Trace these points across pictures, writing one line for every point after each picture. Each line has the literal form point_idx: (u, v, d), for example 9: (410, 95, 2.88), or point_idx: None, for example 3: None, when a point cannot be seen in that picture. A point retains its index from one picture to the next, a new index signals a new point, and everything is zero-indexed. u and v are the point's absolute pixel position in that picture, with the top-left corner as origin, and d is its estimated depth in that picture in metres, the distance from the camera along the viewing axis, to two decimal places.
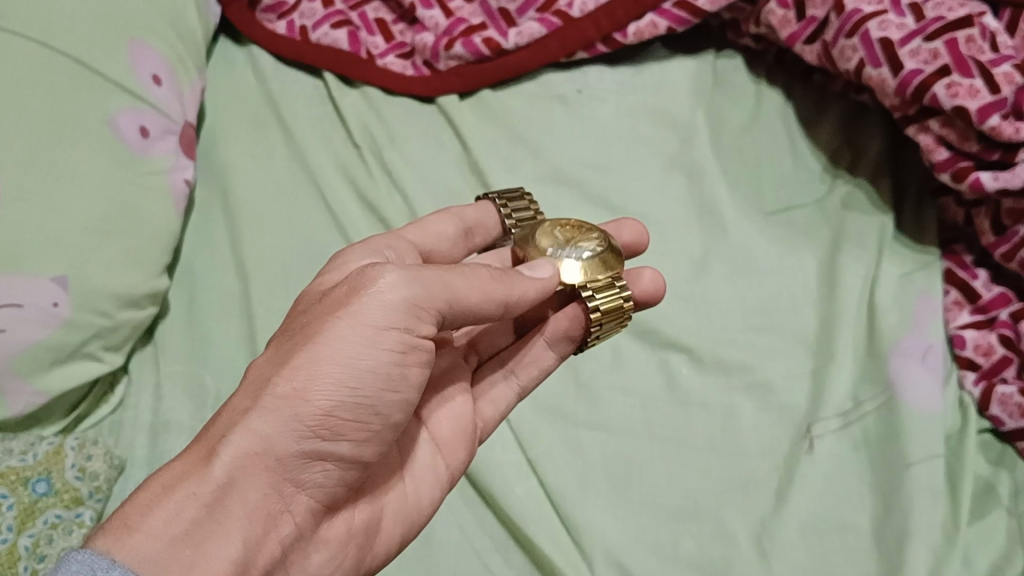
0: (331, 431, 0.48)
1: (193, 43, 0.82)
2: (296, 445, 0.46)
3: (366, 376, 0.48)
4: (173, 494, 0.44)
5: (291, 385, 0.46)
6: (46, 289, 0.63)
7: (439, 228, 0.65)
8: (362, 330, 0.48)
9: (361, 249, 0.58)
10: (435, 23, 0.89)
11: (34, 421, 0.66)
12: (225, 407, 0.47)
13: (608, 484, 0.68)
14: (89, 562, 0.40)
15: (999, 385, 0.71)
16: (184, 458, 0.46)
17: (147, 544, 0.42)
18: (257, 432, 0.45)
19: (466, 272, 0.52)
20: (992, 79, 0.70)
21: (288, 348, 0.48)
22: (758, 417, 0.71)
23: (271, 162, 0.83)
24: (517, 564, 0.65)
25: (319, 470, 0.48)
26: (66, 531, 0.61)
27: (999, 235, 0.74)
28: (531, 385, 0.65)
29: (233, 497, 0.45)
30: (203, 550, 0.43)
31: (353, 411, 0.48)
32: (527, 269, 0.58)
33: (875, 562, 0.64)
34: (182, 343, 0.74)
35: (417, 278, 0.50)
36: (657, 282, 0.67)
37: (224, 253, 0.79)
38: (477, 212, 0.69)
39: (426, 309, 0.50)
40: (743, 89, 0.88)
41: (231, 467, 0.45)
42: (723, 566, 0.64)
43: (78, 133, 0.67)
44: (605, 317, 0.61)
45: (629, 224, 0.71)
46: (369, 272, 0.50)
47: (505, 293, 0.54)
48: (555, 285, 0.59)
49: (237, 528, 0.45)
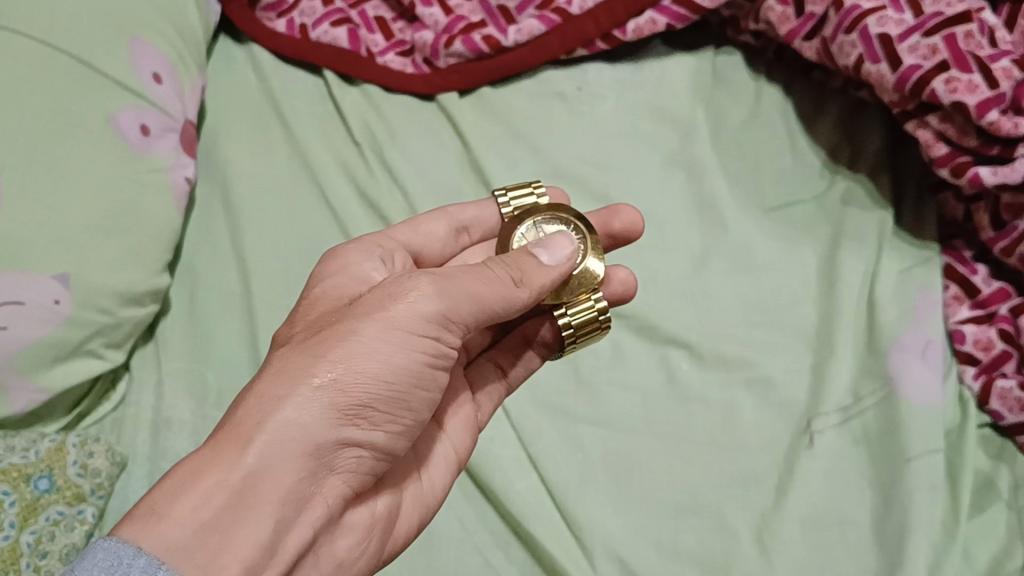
0: (365, 422, 0.49)
1: (194, 42, 0.83)
2: (332, 435, 0.47)
3: (400, 370, 0.49)
4: (203, 479, 0.44)
5: (328, 377, 0.47)
6: (48, 287, 0.63)
7: (429, 226, 0.65)
8: (398, 330, 0.49)
9: (359, 253, 0.57)
10: (435, 20, 0.89)
11: (35, 419, 0.66)
12: (252, 393, 0.47)
13: (609, 480, 0.68)
14: (115, 549, 0.40)
15: (998, 380, 0.71)
16: (211, 444, 0.45)
17: (179, 530, 0.42)
18: (293, 420, 0.46)
19: (493, 270, 0.53)
20: (990, 74, 0.70)
21: (319, 340, 0.48)
22: (759, 412, 0.71)
23: (271, 160, 0.83)
24: (519, 560, 0.65)
25: (352, 457, 0.49)
26: (67, 528, 0.62)
27: (999, 230, 0.74)
28: (518, 383, 0.66)
29: (266, 484, 0.45)
30: (235, 535, 0.43)
31: (387, 403, 0.50)
32: (544, 252, 0.56)
33: (874, 556, 0.65)
34: (183, 341, 0.74)
35: (449, 288, 0.50)
36: (628, 282, 0.67)
37: (224, 250, 0.79)
38: (476, 211, 0.68)
39: (456, 320, 0.51)
40: (743, 86, 0.88)
41: (265, 453, 0.45)
42: (723, 560, 0.65)
43: (79, 131, 0.67)
44: (578, 333, 0.63)
45: (624, 209, 0.69)
46: (401, 277, 0.51)
47: (527, 295, 0.54)
48: (572, 261, 0.57)
49: (271, 513, 0.45)
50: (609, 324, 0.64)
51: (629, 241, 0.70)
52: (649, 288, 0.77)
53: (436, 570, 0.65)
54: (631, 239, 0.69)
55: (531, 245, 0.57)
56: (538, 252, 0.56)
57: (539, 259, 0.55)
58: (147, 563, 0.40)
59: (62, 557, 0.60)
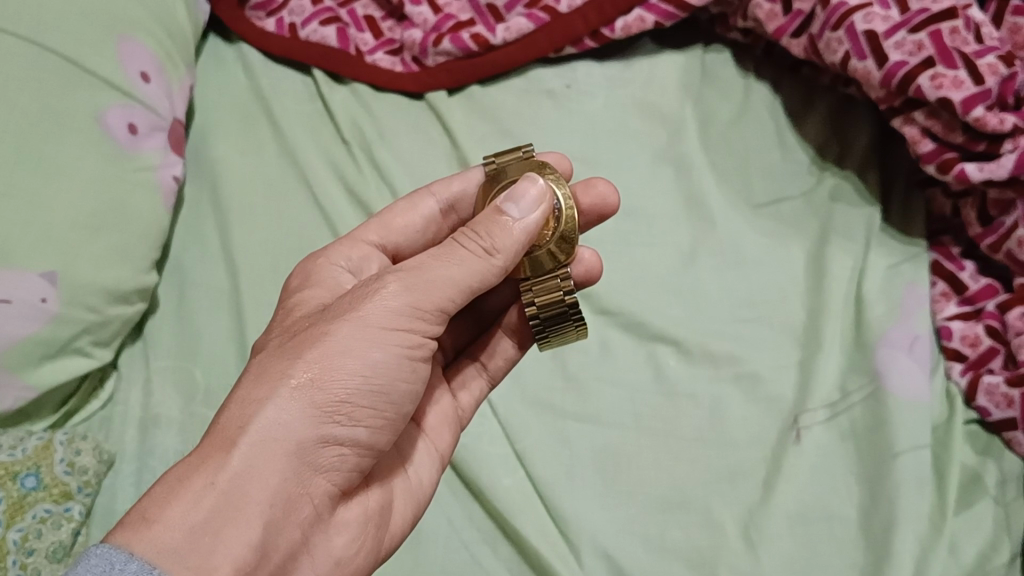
0: (348, 419, 0.49)
1: (182, 40, 0.82)
2: (315, 434, 0.47)
3: (378, 367, 0.49)
4: (190, 484, 0.44)
5: (305, 377, 0.47)
6: (35, 285, 0.63)
7: (404, 220, 0.64)
8: (371, 326, 0.49)
9: (327, 265, 0.58)
10: (424, 19, 0.89)
11: (23, 416, 0.66)
12: (233, 398, 0.47)
13: (597, 475, 0.68)
14: (107, 555, 0.41)
15: (985, 375, 0.71)
16: (197, 450, 0.46)
17: (169, 534, 0.42)
18: (274, 421, 0.46)
19: (464, 247, 0.52)
20: (975, 71, 0.70)
21: (295, 343, 0.49)
22: (747, 408, 0.71)
23: (261, 159, 0.83)
24: (506, 557, 0.65)
25: (337, 455, 0.49)
26: (55, 526, 0.62)
27: (986, 226, 0.74)
28: (500, 376, 0.66)
29: (253, 483, 0.45)
30: (223, 536, 0.43)
31: (368, 400, 0.50)
32: (512, 204, 0.54)
33: (860, 551, 0.65)
34: (172, 338, 0.74)
35: (417, 281, 0.51)
36: (591, 264, 0.67)
37: (214, 248, 0.79)
38: (463, 182, 0.65)
39: (428, 310, 0.51)
40: (732, 83, 0.88)
41: (248, 455, 0.45)
42: (711, 556, 0.65)
43: (65, 130, 0.68)
44: (540, 312, 0.62)
45: (598, 184, 0.67)
46: (372, 278, 0.51)
47: (501, 263, 0.53)
48: (543, 208, 0.55)
49: (258, 512, 0.45)
50: (580, 317, 0.62)
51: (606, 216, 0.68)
52: (637, 283, 0.77)
53: (423, 567, 0.65)
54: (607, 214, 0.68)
55: (500, 201, 0.55)
56: (506, 208, 0.54)
57: (507, 217, 0.53)
58: (139, 567, 0.41)
59: (49, 554, 0.61)
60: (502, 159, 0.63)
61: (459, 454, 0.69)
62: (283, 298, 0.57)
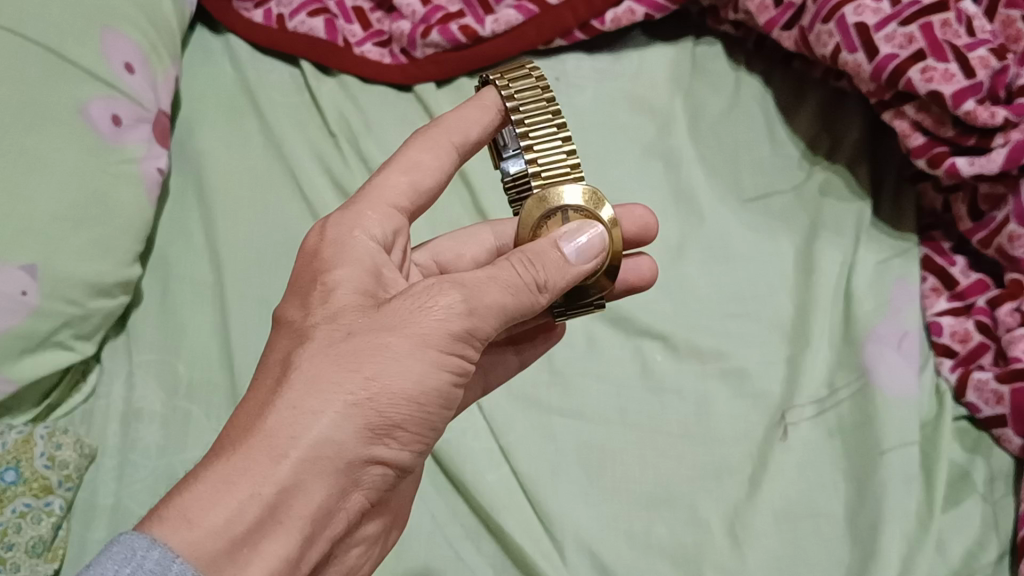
0: (395, 442, 0.47)
1: (169, 32, 0.82)
2: (363, 455, 0.45)
3: (432, 392, 0.47)
4: (235, 491, 0.42)
5: (361, 394, 0.44)
6: (15, 278, 0.63)
7: (433, 181, 0.57)
8: (429, 348, 0.46)
9: (360, 243, 0.51)
10: (412, 10, 0.88)
11: (4, 410, 0.66)
12: (282, 401, 0.44)
13: (583, 471, 0.68)
14: (129, 542, 0.39)
15: (974, 372, 0.70)
16: (241, 451, 0.43)
17: (210, 540, 0.41)
18: (326, 438, 0.43)
19: (518, 273, 0.49)
20: (967, 64, 0.69)
21: (350, 348, 0.45)
22: (732, 403, 0.70)
23: (247, 151, 0.83)
24: (490, 553, 0.65)
25: (378, 474, 0.47)
26: (35, 520, 0.62)
27: (976, 222, 0.74)
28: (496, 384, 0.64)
29: (297, 500, 0.43)
30: (261, 549, 0.42)
31: (417, 424, 0.47)
32: (569, 249, 0.52)
33: (847, 549, 0.64)
34: (155, 332, 0.74)
35: (477, 304, 0.47)
36: (648, 275, 0.65)
37: (198, 241, 0.79)
38: (480, 131, 0.59)
39: (481, 337, 0.48)
40: (722, 76, 0.88)
41: (298, 470, 0.43)
42: (696, 552, 0.64)
43: (47, 122, 0.67)
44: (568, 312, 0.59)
45: (636, 207, 0.66)
46: (429, 285, 0.48)
47: (546, 300, 0.50)
48: (596, 260, 0.53)
49: (299, 529, 0.43)
50: (600, 304, 0.59)
51: (640, 242, 0.67)
52: None
53: (407, 563, 0.64)
54: (644, 240, 0.66)
55: (557, 236, 0.52)
56: (562, 245, 0.52)
57: (562, 254, 0.51)
58: (161, 555, 0.39)
59: (28, 549, 0.61)
60: (545, 162, 0.59)
61: (444, 450, 0.68)
62: (312, 271, 0.51)
